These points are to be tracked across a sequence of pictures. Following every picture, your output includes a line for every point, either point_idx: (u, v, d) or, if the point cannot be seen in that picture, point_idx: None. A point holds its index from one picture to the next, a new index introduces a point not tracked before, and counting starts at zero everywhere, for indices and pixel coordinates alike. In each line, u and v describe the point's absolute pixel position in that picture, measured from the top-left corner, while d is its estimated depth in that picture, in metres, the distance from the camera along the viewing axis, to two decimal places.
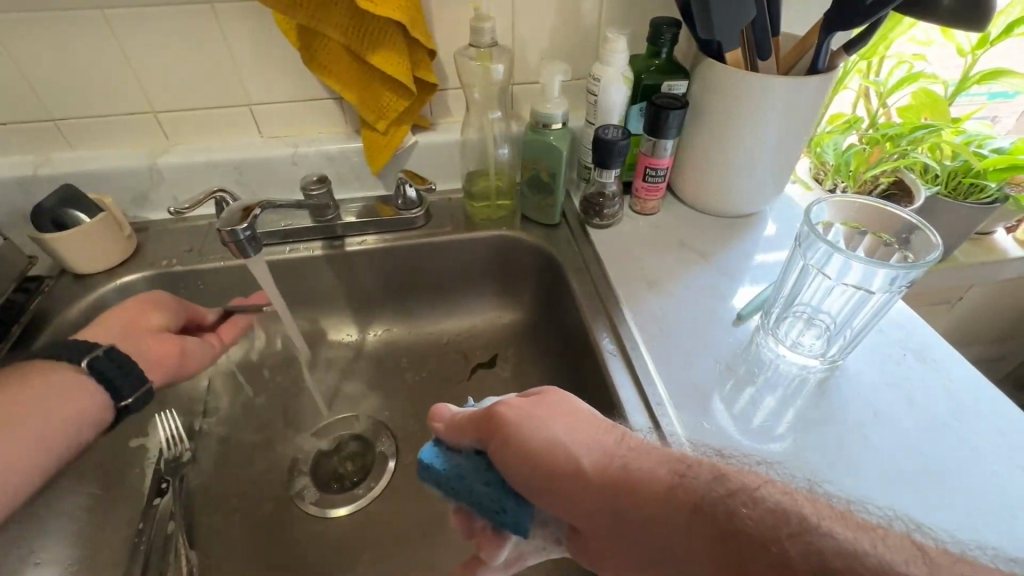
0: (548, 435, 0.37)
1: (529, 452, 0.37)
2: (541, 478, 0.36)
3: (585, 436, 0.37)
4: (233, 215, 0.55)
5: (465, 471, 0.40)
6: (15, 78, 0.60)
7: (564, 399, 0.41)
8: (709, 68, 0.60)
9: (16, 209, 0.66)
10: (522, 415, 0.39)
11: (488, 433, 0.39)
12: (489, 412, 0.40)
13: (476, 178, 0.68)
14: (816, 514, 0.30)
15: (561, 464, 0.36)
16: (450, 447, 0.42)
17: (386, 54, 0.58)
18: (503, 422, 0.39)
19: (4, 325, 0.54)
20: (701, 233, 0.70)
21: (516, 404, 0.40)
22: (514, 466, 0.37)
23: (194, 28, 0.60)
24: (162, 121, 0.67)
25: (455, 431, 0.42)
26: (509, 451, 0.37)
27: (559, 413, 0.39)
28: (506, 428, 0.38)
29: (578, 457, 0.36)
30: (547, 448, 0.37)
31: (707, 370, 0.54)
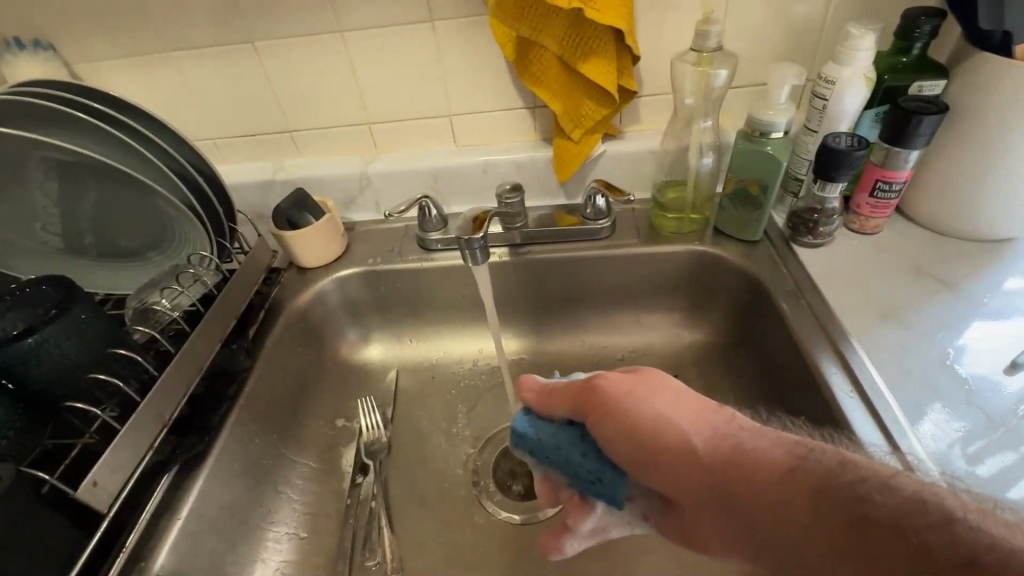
0: (649, 411, 0.34)
1: (629, 426, 0.34)
2: (634, 452, 0.33)
3: (690, 412, 0.33)
4: (466, 225, 0.59)
5: (561, 440, 0.38)
6: (266, 95, 0.69)
7: (663, 375, 0.36)
8: (989, 63, 0.50)
9: (257, 208, 0.77)
10: (621, 391, 0.35)
11: (585, 406, 0.37)
12: (586, 384, 0.37)
13: (668, 189, 0.65)
14: (962, 509, 0.24)
15: (661, 442, 0.32)
16: (542, 418, 0.41)
17: (598, 62, 0.57)
18: (603, 397, 0.36)
19: (254, 311, 0.62)
20: (939, 259, 0.59)
21: (619, 380, 0.36)
22: (613, 440, 0.34)
23: (413, 45, 0.64)
24: (375, 131, 0.73)
25: (547, 404, 0.40)
26: (605, 422, 0.35)
27: (660, 389, 0.35)
28: (607, 407, 0.35)
29: (681, 431, 0.32)
30: (646, 421, 0.33)
31: (953, 424, 0.45)
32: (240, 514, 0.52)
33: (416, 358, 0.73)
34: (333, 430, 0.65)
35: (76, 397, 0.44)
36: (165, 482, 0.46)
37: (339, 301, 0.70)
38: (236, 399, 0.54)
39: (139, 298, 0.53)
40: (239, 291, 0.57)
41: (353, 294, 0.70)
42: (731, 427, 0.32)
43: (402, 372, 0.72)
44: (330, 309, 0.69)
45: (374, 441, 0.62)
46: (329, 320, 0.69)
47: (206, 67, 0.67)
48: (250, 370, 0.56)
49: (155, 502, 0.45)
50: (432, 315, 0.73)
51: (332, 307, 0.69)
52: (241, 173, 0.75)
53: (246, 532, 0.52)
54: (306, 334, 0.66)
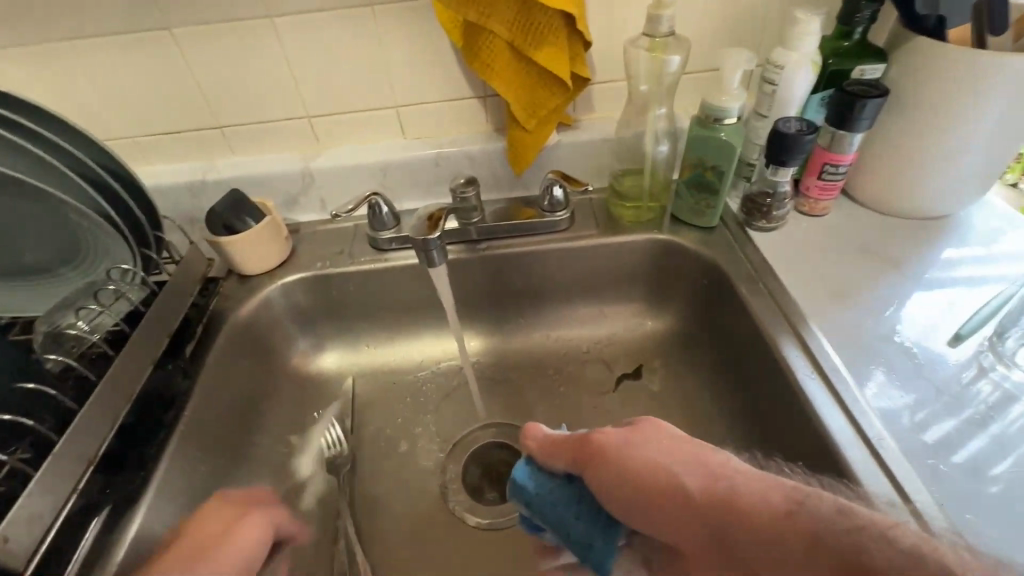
0: (646, 458, 0.32)
1: (626, 473, 0.32)
2: (636, 513, 0.31)
3: (686, 458, 0.32)
4: (420, 224, 0.56)
5: (558, 500, 0.35)
6: (190, 88, 0.63)
7: (656, 425, 0.35)
8: (922, 46, 0.52)
9: (187, 212, 0.70)
10: (616, 442, 0.34)
11: (583, 458, 0.34)
12: (584, 436, 0.35)
13: (626, 177, 0.64)
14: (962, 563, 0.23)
15: (661, 499, 0.30)
16: (540, 468, 0.37)
17: (550, 50, 0.55)
18: (596, 450, 0.34)
19: (190, 325, 0.57)
20: (883, 235, 0.62)
21: (612, 431, 0.35)
22: (610, 491, 0.32)
23: (351, 30, 0.60)
24: (315, 125, 0.68)
25: (546, 455, 0.37)
26: (603, 471, 0.33)
27: (656, 434, 0.34)
28: (604, 463, 0.33)
29: (677, 477, 0.31)
30: (644, 468, 0.32)
31: (903, 395, 0.47)
32: None
33: (375, 364, 0.69)
34: (289, 448, 0.60)
35: None
36: (95, 525, 0.41)
37: (287, 309, 0.65)
38: (174, 426, 0.49)
39: (48, 322, 0.46)
40: (170, 307, 0.52)
41: (303, 300, 0.65)
42: (727, 473, 0.30)
43: (361, 380, 0.68)
44: (278, 318, 0.64)
45: (337, 456, 0.59)
46: (277, 330, 0.65)
47: (116, 57, 0.60)
48: (189, 392, 0.51)
49: (85, 551, 0.40)
50: (388, 318, 0.69)
51: (280, 315, 0.65)
52: (167, 174, 0.68)
53: None
54: (253, 347, 0.61)
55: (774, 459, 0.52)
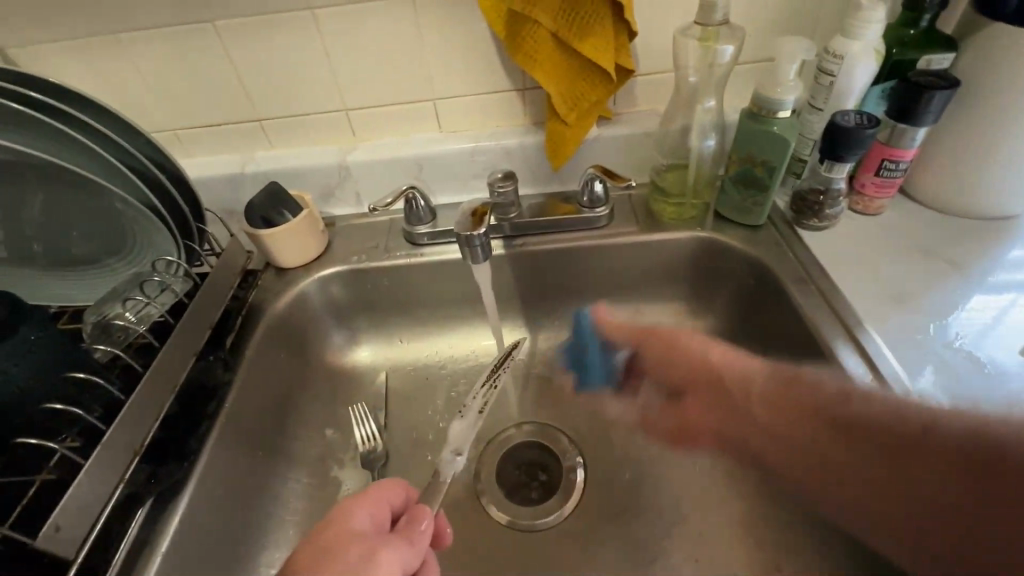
0: (696, 356, 0.52)
1: (662, 350, 0.55)
2: (681, 375, 0.54)
3: (735, 360, 0.50)
4: (465, 221, 0.55)
5: (603, 346, 0.59)
6: (232, 81, 0.63)
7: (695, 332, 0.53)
8: (999, 34, 0.48)
9: (226, 205, 0.71)
10: (680, 338, 0.53)
11: (640, 341, 0.56)
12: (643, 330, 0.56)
13: (669, 173, 0.62)
14: None
15: (683, 370, 0.53)
16: (603, 331, 0.59)
17: (595, 40, 0.54)
18: (654, 333, 0.55)
19: (229, 317, 0.57)
20: (943, 236, 0.58)
21: (672, 331, 0.54)
22: (654, 361, 0.56)
23: (393, 21, 0.59)
24: (352, 118, 0.67)
25: (614, 330, 0.58)
26: (654, 351, 0.55)
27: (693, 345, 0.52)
28: (653, 340, 0.55)
29: (750, 373, 0.48)
30: (703, 362, 0.52)
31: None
32: (226, 541, 0.48)
33: (408, 359, 0.69)
34: (324, 442, 0.61)
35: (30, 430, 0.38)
36: (139, 515, 0.42)
37: (322, 302, 0.65)
38: (216, 417, 0.49)
39: (96, 313, 0.47)
40: (211, 298, 0.52)
41: (338, 294, 0.65)
42: (750, 372, 0.48)
43: (395, 375, 0.68)
44: (313, 311, 0.64)
45: (371, 451, 0.58)
46: (313, 323, 0.65)
47: (162, 50, 0.61)
48: (230, 384, 0.51)
49: (132, 537, 0.41)
50: (423, 313, 0.69)
51: (316, 309, 0.65)
52: (207, 166, 0.69)
53: (235, 561, 0.48)
54: (290, 340, 0.61)
55: None
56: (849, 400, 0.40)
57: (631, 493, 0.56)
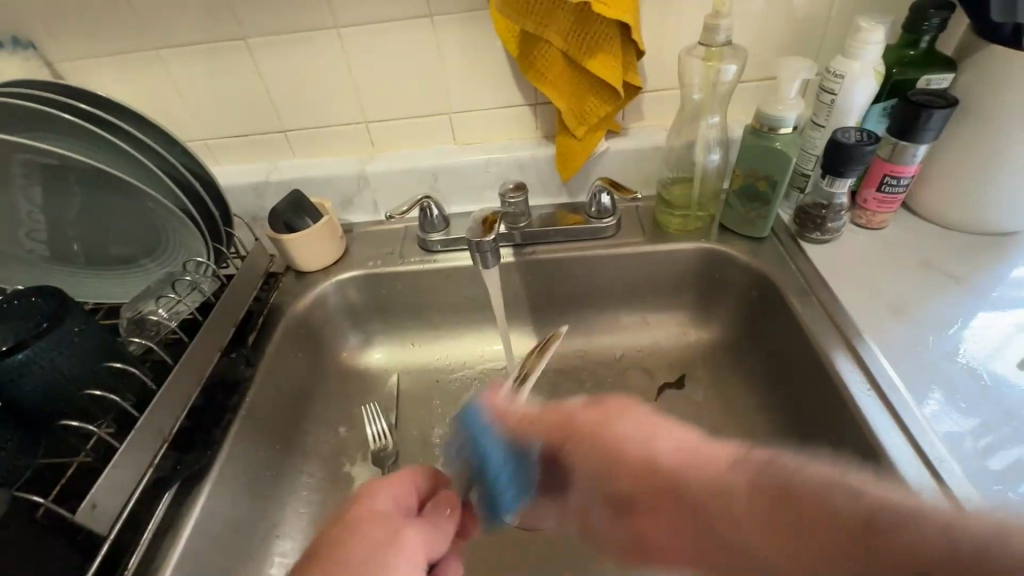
0: (613, 438, 0.35)
1: (602, 447, 0.35)
2: (614, 484, 0.34)
3: (633, 427, 0.34)
4: (476, 228, 0.57)
5: (510, 461, 0.39)
6: (260, 94, 0.67)
7: (640, 404, 0.36)
8: (996, 56, 0.50)
9: (250, 210, 0.74)
10: (594, 418, 0.36)
11: (564, 435, 0.38)
12: (562, 413, 0.39)
13: (675, 186, 0.64)
14: None
15: (627, 473, 0.33)
16: (483, 413, 0.41)
17: (603, 59, 0.56)
18: (572, 420, 0.37)
19: (252, 317, 0.60)
20: (946, 252, 0.59)
21: (588, 402, 0.38)
22: (585, 455, 0.36)
23: (411, 40, 0.63)
24: (371, 130, 0.71)
25: (519, 426, 0.40)
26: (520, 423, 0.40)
27: (629, 416, 0.35)
28: (578, 418, 0.37)
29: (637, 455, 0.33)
30: (616, 448, 0.34)
31: (964, 418, 0.45)
32: (244, 529, 0.50)
33: (419, 361, 0.71)
34: (337, 439, 0.63)
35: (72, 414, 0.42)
36: (165, 500, 0.45)
37: (339, 305, 0.68)
38: (238, 410, 0.52)
39: (133, 309, 0.51)
40: (237, 298, 0.56)
41: (354, 297, 0.68)
42: (713, 453, 0.31)
43: (406, 377, 0.70)
44: (330, 313, 0.67)
45: (382, 449, 0.61)
46: (330, 324, 0.68)
47: (194, 66, 0.65)
48: (251, 379, 0.54)
49: (158, 520, 0.44)
50: (434, 318, 0.71)
51: (333, 311, 0.67)
52: (234, 174, 0.73)
53: (251, 548, 0.51)
54: (308, 340, 0.64)
55: None
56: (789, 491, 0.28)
57: None
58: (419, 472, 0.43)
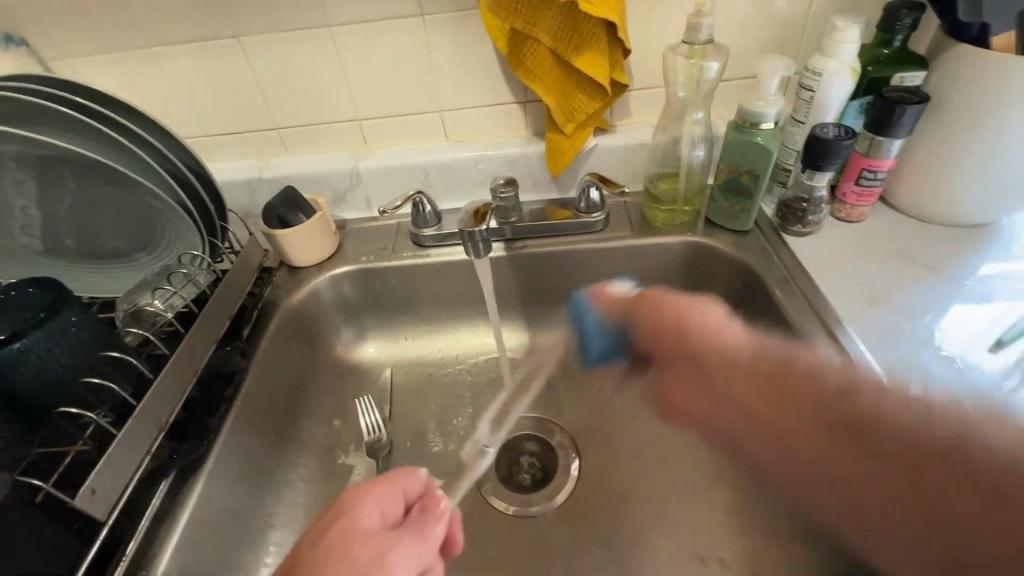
0: (694, 345, 0.45)
1: (686, 348, 0.45)
2: (661, 356, 0.49)
3: (730, 335, 0.44)
4: (467, 219, 0.59)
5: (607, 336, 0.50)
6: (253, 91, 0.68)
7: (712, 304, 0.45)
8: (963, 55, 0.52)
9: (244, 207, 0.75)
10: (703, 324, 0.44)
11: (657, 337, 0.47)
12: (643, 296, 0.48)
13: (661, 181, 0.66)
14: None
15: (716, 360, 0.44)
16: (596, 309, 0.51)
17: (592, 56, 0.58)
18: (650, 299, 0.48)
19: (246, 311, 0.61)
20: (922, 243, 0.61)
21: (666, 292, 0.47)
22: (668, 373, 0.48)
23: (403, 39, 0.64)
24: (364, 127, 0.72)
25: (607, 312, 0.50)
26: (646, 317, 0.47)
27: (710, 316, 0.45)
28: (659, 307, 0.47)
29: (728, 344, 0.43)
30: (705, 343, 0.44)
31: None
32: (239, 519, 0.51)
33: (412, 355, 0.72)
34: (332, 431, 0.64)
35: (69, 402, 0.43)
36: (162, 488, 0.45)
37: (333, 300, 0.69)
38: (234, 401, 0.52)
39: (129, 301, 0.52)
40: (231, 291, 0.57)
41: (348, 292, 0.69)
42: (814, 362, 0.39)
43: (400, 371, 0.71)
44: (325, 308, 0.68)
45: (376, 440, 0.61)
46: (323, 319, 0.68)
47: (188, 63, 0.65)
48: (246, 371, 0.55)
49: (155, 508, 0.44)
50: (426, 312, 0.72)
51: (326, 306, 0.68)
52: (227, 170, 0.73)
53: (246, 539, 0.51)
54: (302, 334, 0.65)
55: None
56: (859, 391, 0.36)
57: (623, 485, 0.59)
58: (403, 477, 0.41)
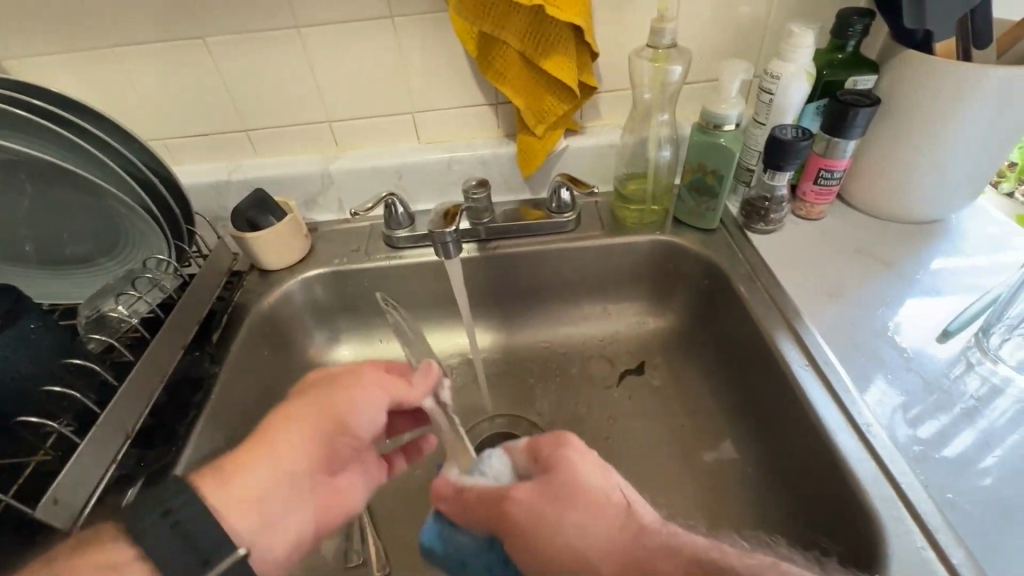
0: (555, 531, 0.36)
1: (547, 555, 0.36)
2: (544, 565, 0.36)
3: (564, 491, 0.38)
4: (437, 220, 0.59)
5: (469, 551, 0.42)
6: (220, 92, 0.67)
7: (576, 454, 0.40)
8: (909, 60, 0.55)
9: (211, 210, 0.74)
10: (521, 501, 0.38)
11: (501, 522, 0.39)
12: (501, 498, 0.40)
13: (630, 181, 0.68)
14: None
15: (560, 562, 0.35)
16: (457, 526, 0.43)
17: (559, 59, 0.59)
18: (510, 517, 0.38)
19: (216, 315, 0.60)
20: (877, 239, 0.64)
21: (529, 486, 0.39)
22: (528, 559, 0.37)
23: (372, 41, 0.64)
24: (335, 129, 0.71)
25: (462, 512, 0.42)
26: (523, 552, 0.37)
27: (562, 476, 0.39)
28: (518, 522, 0.38)
29: (583, 535, 0.35)
30: (562, 552, 0.35)
31: (890, 389, 0.49)
32: None
33: (386, 358, 0.72)
34: None
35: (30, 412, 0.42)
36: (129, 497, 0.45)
37: (305, 303, 0.68)
38: (203, 408, 0.52)
39: (91, 307, 0.51)
40: (199, 295, 0.56)
41: (320, 295, 0.69)
42: (599, 497, 0.37)
43: None
44: (297, 311, 0.68)
45: None
46: (295, 323, 0.68)
47: (151, 63, 0.64)
48: (216, 376, 0.54)
49: None
50: (400, 313, 0.72)
51: (298, 309, 0.68)
52: (196, 173, 0.72)
53: None
54: (274, 338, 0.65)
55: (771, 451, 0.54)
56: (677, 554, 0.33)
57: None
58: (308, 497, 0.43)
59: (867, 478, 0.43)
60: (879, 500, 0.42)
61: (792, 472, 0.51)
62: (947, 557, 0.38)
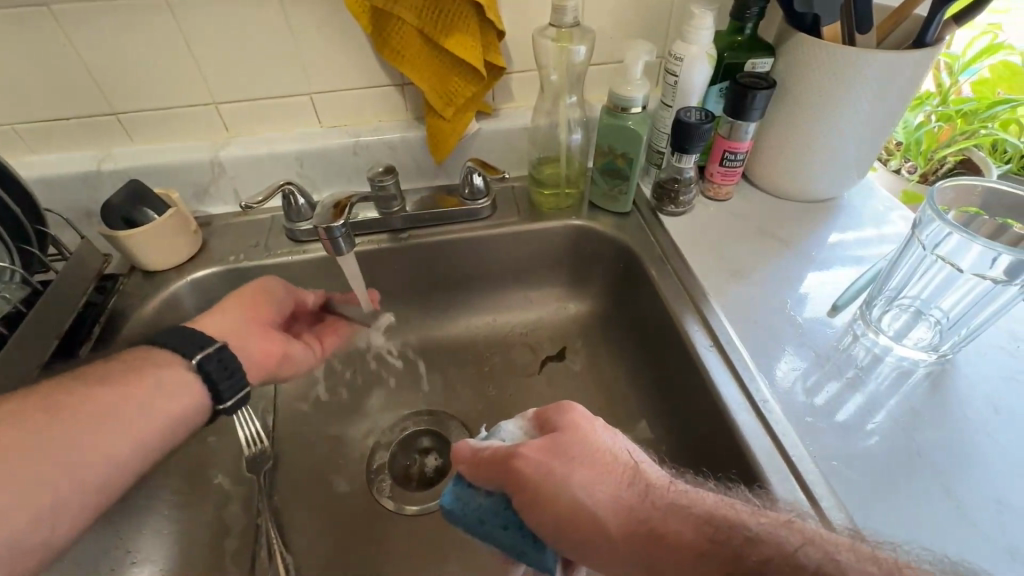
0: (569, 495, 0.34)
1: (564, 511, 0.34)
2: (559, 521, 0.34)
3: (600, 476, 0.35)
4: (325, 213, 0.55)
5: (484, 515, 0.36)
6: (78, 71, 0.58)
7: (588, 422, 0.38)
8: (800, 43, 0.56)
9: (81, 205, 0.65)
10: (535, 460, 0.35)
11: (513, 486, 0.35)
12: (507, 457, 0.36)
13: (544, 165, 0.66)
14: None
15: (584, 521, 0.33)
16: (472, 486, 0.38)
17: (460, 37, 0.56)
18: (522, 474, 0.35)
19: (85, 325, 0.54)
20: (778, 218, 0.67)
21: (540, 442, 0.36)
22: (541, 518, 0.34)
23: (253, 13, 0.58)
24: (223, 112, 0.65)
25: (476, 473, 0.38)
26: (540, 512, 0.34)
27: (576, 441, 0.37)
28: (527, 478, 0.35)
29: (607, 511, 0.33)
30: (574, 504, 0.34)
31: (787, 363, 0.51)
32: None
33: None
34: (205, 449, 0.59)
35: None
36: None
37: (198, 306, 0.62)
38: None
39: None
40: (57, 306, 0.49)
41: (215, 296, 0.63)
42: (612, 466, 0.36)
43: None
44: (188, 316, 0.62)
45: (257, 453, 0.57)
46: None
47: None
48: None
49: None
50: None
51: (190, 313, 0.62)
52: (60, 163, 0.63)
53: None
54: None
55: (681, 429, 0.56)
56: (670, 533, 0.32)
57: None
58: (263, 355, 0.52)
59: (762, 453, 0.45)
60: (773, 473, 0.44)
61: (700, 449, 0.53)
62: (830, 522, 0.41)
